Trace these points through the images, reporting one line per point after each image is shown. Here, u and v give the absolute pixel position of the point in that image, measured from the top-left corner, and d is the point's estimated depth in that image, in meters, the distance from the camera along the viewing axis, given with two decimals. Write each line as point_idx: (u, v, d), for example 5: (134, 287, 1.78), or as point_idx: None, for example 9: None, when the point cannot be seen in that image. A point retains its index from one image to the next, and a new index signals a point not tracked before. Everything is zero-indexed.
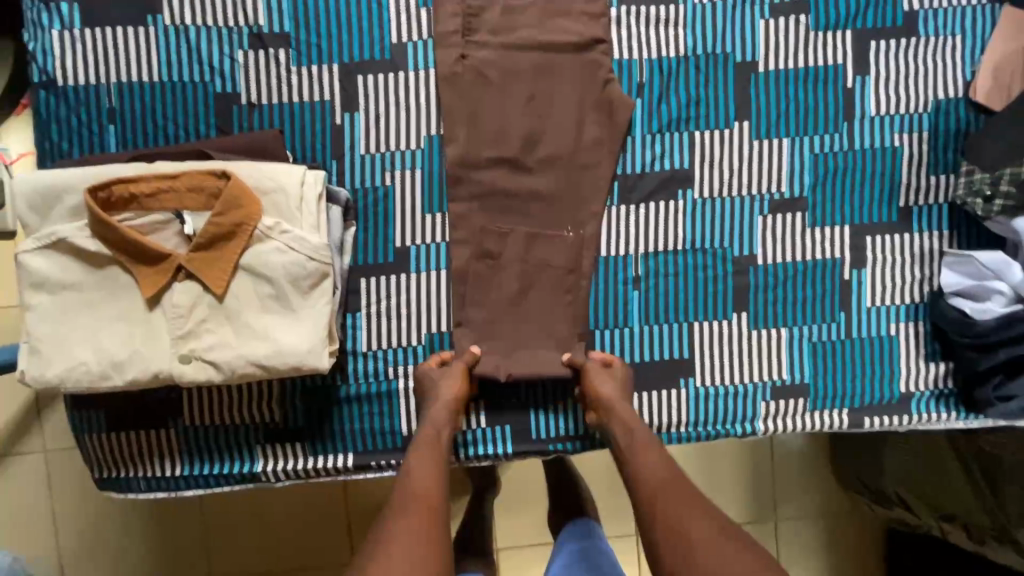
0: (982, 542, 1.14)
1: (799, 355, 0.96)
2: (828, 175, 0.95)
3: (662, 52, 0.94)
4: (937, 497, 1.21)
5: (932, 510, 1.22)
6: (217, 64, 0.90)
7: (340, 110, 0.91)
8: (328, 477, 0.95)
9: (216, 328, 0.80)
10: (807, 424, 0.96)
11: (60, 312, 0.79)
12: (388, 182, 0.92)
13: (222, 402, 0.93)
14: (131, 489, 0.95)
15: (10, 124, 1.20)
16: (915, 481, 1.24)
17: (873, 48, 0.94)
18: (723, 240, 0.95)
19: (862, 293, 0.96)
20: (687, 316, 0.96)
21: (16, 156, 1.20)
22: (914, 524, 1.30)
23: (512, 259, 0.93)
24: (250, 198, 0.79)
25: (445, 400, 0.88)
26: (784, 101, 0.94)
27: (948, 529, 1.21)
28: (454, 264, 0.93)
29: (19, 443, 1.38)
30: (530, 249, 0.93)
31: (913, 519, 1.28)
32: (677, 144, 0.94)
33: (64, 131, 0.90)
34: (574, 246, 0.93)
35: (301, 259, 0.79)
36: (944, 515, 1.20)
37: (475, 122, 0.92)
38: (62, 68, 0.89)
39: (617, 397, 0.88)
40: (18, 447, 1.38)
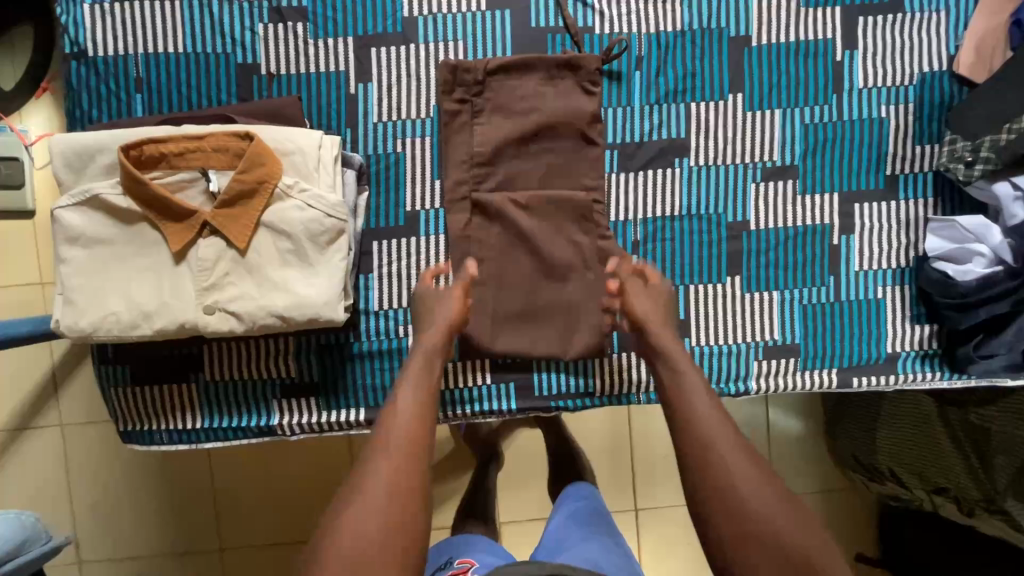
0: (971, 514, 1.19)
1: (790, 317, 1.01)
2: (819, 144, 1.00)
3: (660, 27, 0.98)
4: (928, 472, 1.25)
5: (925, 484, 1.26)
6: (238, 37, 0.95)
7: (354, 80, 0.96)
8: (340, 431, 1.00)
9: (238, 281, 0.85)
10: (797, 383, 1.01)
11: (92, 265, 0.84)
12: (399, 150, 0.97)
13: (241, 358, 0.98)
14: (154, 442, 1.00)
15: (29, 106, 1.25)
16: (905, 456, 1.29)
17: (861, 24, 0.98)
18: (717, 206, 1.00)
19: (850, 257, 1.01)
20: (683, 279, 1.01)
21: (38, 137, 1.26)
22: (906, 499, 1.34)
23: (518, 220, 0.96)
24: (271, 159, 0.84)
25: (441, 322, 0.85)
26: (777, 76, 0.99)
27: (939, 502, 1.25)
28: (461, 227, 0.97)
29: (40, 413, 1.43)
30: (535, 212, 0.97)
31: (906, 494, 1.32)
32: (674, 114, 0.99)
33: (94, 99, 0.95)
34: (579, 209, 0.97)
35: (319, 216, 0.84)
36: (935, 489, 1.24)
37: (483, 91, 0.96)
38: (92, 40, 0.94)
39: (653, 314, 0.85)
40: (39, 417, 1.43)
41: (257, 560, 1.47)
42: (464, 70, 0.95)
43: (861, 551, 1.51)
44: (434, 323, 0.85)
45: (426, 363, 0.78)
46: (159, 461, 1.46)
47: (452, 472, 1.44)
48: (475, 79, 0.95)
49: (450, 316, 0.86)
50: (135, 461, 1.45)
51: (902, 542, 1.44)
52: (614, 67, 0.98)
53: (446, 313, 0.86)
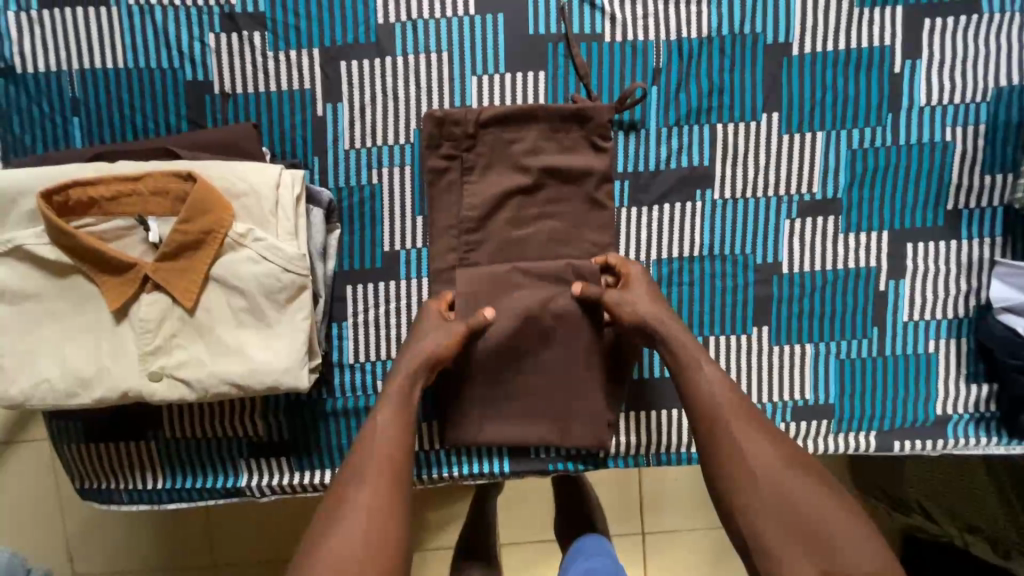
0: (1007, 555, 1.04)
1: (824, 374, 0.88)
2: (867, 174, 0.84)
3: (683, 33, 0.83)
4: (960, 507, 1.09)
5: (955, 521, 1.10)
6: (186, 49, 0.82)
7: (322, 101, 0.83)
8: (315, 492, 0.90)
9: (187, 344, 0.74)
10: (830, 447, 0.88)
11: (21, 324, 0.73)
12: (375, 181, 0.84)
13: (203, 415, 0.88)
14: (113, 501, 0.91)
15: None
16: (932, 485, 1.12)
17: (927, 27, 0.82)
18: (744, 245, 0.86)
19: (898, 306, 0.87)
20: (702, 329, 0.87)
21: None
22: (934, 533, 1.18)
23: (515, 294, 0.83)
24: (218, 202, 0.71)
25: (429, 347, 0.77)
26: (820, 92, 0.83)
27: (970, 540, 1.09)
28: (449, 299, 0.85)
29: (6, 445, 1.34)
30: (538, 292, 0.83)
31: (933, 528, 1.15)
32: (696, 138, 0.84)
33: (26, 123, 0.83)
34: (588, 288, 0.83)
35: (276, 270, 0.72)
36: (967, 526, 1.08)
37: (474, 145, 0.82)
38: (20, 54, 0.82)
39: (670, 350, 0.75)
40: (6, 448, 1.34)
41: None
42: (453, 122, 0.81)
43: None
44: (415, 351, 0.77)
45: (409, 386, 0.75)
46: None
47: (446, 501, 1.30)
48: (465, 133, 0.81)
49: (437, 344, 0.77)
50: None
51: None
52: (627, 117, 0.84)
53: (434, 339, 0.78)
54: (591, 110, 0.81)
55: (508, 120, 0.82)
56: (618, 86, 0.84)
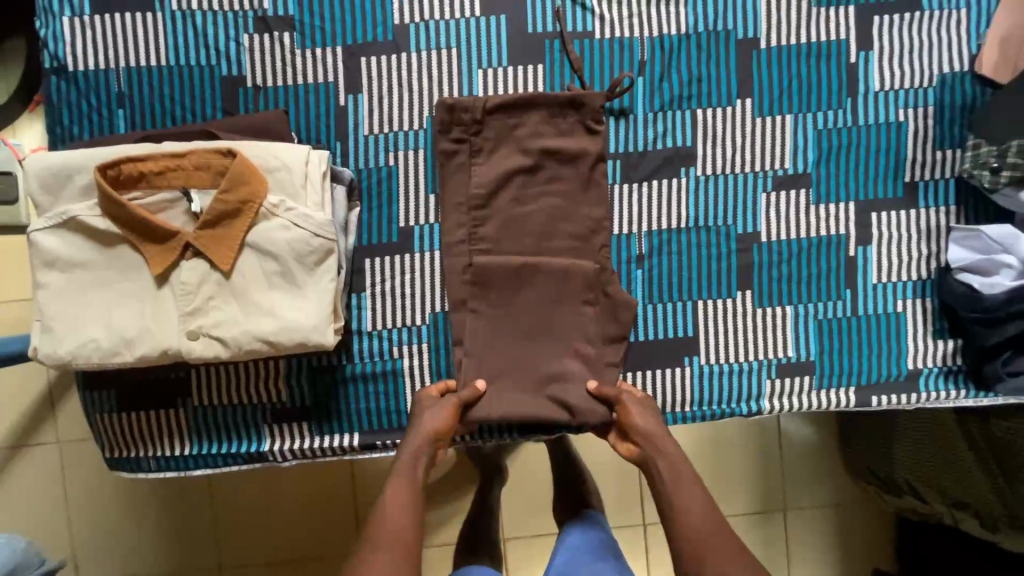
0: (996, 528, 1.09)
1: (804, 334, 0.96)
2: (833, 151, 0.95)
3: (663, 31, 0.94)
4: (946, 483, 1.16)
5: (944, 498, 1.17)
6: (223, 48, 0.92)
7: (344, 92, 0.92)
8: (334, 456, 0.96)
9: (223, 305, 0.81)
10: (814, 402, 0.96)
11: (71, 290, 0.80)
12: (391, 163, 0.93)
13: (230, 381, 0.94)
14: (142, 469, 0.96)
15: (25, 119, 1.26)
16: (918, 462, 1.20)
17: (877, 23, 0.93)
18: (725, 217, 0.95)
19: (867, 270, 0.95)
20: (691, 294, 0.96)
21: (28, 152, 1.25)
22: (926, 514, 1.24)
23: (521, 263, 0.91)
24: (255, 176, 0.80)
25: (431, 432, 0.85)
26: (787, 80, 0.94)
27: (959, 516, 1.15)
28: (460, 270, 0.92)
29: (16, 443, 1.37)
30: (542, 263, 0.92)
31: (926, 508, 1.22)
32: (679, 121, 0.94)
33: (75, 115, 0.92)
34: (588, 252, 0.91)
35: (306, 235, 0.81)
36: (956, 503, 1.15)
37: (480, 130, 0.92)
38: (72, 54, 0.91)
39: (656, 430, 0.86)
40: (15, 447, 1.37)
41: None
42: (463, 109, 0.90)
43: (877, 566, 1.41)
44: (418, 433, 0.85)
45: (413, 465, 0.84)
46: (140, 489, 1.39)
47: (453, 487, 1.33)
48: (473, 118, 0.91)
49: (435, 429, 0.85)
50: (117, 488, 1.38)
51: (921, 563, 1.35)
52: (617, 104, 0.94)
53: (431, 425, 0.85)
54: (585, 97, 0.91)
55: (511, 106, 0.91)
56: (608, 77, 0.94)
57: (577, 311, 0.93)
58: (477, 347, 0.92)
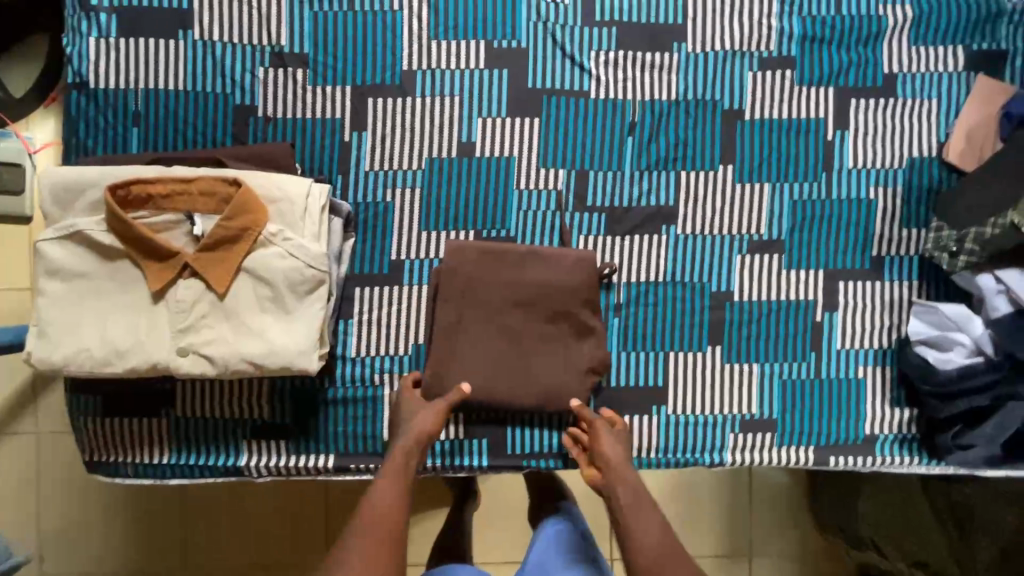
0: None
1: (769, 392, 1.00)
2: (807, 221, 1.00)
3: (655, 96, 1.00)
4: (911, 545, 1.18)
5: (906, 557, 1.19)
6: (238, 79, 0.97)
7: (350, 128, 0.97)
8: (308, 475, 0.99)
9: (215, 325, 0.84)
10: (774, 458, 1.00)
11: (70, 300, 0.84)
12: (388, 199, 0.98)
13: (214, 396, 0.97)
14: (120, 474, 0.99)
15: (40, 113, 1.31)
16: (882, 520, 1.22)
17: (853, 105, 1.00)
18: (701, 275, 1.00)
19: (833, 335, 1.00)
20: (664, 345, 1.00)
21: (39, 146, 1.31)
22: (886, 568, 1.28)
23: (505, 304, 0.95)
24: (257, 206, 0.84)
25: (418, 431, 0.90)
26: (768, 150, 1.00)
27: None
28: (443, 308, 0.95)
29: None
30: (524, 306, 0.96)
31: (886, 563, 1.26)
32: (664, 182, 1.00)
33: (91, 129, 0.96)
34: (568, 299, 0.96)
35: (300, 266, 0.85)
36: (916, 563, 1.18)
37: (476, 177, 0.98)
38: (94, 72, 0.96)
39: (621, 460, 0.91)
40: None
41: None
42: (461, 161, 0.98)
43: None
44: (409, 434, 0.90)
45: (404, 458, 0.89)
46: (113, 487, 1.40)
47: (424, 511, 1.36)
48: (467, 171, 0.98)
49: (425, 431, 0.90)
50: (91, 485, 1.39)
51: None
52: (607, 161, 1.00)
53: (422, 427, 0.90)
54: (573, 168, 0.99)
55: (504, 164, 0.98)
56: (600, 136, 0.99)
57: (554, 353, 0.96)
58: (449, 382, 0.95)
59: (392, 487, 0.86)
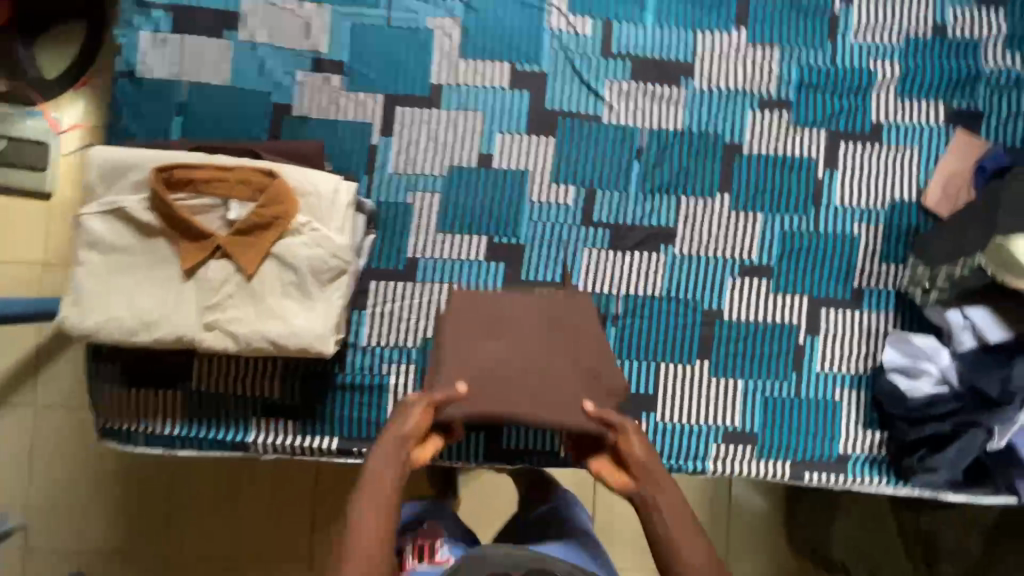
0: None
1: (752, 407, 1.07)
2: (795, 250, 1.08)
3: (662, 125, 1.08)
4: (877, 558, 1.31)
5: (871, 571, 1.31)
6: (279, 80, 1.04)
7: (378, 133, 1.04)
8: (312, 456, 1.04)
9: (240, 304, 0.90)
10: (752, 470, 1.06)
11: (106, 271, 0.90)
12: (409, 201, 1.05)
13: (229, 373, 1.02)
14: (132, 441, 1.03)
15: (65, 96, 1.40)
16: (857, 539, 1.31)
17: (843, 148, 1.09)
18: (695, 293, 1.08)
19: (813, 358, 1.08)
20: (656, 356, 1.07)
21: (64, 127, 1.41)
22: None
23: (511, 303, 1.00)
24: (289, 196, 0.91)
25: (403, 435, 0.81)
26: (763, 183, 1.09)
27: None
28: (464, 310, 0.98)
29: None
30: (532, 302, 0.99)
31: None
32: (666, 204, 1.08)
33: (135, 116, 1.03)
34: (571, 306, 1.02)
35: (324, 255, 0.91)
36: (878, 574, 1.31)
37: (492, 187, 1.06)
38: (144, 63, 1.03)
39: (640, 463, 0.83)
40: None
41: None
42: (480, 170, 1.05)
43: None
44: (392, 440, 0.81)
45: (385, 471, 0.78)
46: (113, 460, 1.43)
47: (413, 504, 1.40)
48: (484, 181, 1.06)
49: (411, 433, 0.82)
50: (90, 457, 1.43)
51: None
52: (614, 182, 1.07)
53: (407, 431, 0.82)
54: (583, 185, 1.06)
55: (519, 176, 1.06)
56: (610, 158, 1.07)
57: None
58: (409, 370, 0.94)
59: (377, 505, 0.74)
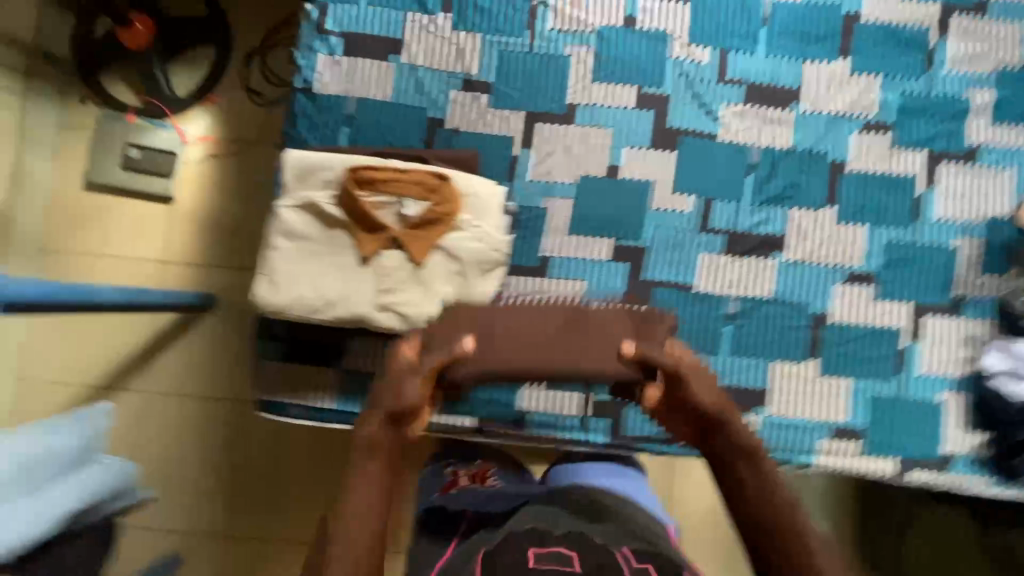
0: None
1: (857, 405, 1.14)
2: (898, 260, 1.17)
3: (774, 144, 1.19)
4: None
5: None
6: (434, 97, 1.18)
7: (520, 145, 1.18)
8: (450, 433, 1.15)
9: (410, 290, 1.02)
10: (856, 465, 1.13)
11: (296, 257, 1.03)
12: (545, 206, 1.17)
13: (380, 354, 1.14)
14: (289, 413, 1.15)
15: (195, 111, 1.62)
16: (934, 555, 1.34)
17: (942, 168, 1.18)
18: (804, 298, 1.17)
19: (916, 361, 1.15)
20: (767, 355, 1.16)
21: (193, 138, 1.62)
22: None
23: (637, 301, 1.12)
24: (457, 197, 1.04)
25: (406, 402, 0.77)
26: (867, 197, 1.18)
27: None
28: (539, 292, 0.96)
29: (134, 374, 1.56)
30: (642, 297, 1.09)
31: None
32: (777, 215, 1.18)
33: (309, 126, 1.18)
34: None
35: (486, 249, 1.04)
36: None
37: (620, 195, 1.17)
38: (319, 80, 1.18)
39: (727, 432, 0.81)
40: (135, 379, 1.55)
41: (272, 567, 1.52)
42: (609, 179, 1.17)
43: None
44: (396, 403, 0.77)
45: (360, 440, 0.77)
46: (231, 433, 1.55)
47: None
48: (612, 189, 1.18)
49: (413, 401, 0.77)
50: (212, 435, 1.55)
51: None
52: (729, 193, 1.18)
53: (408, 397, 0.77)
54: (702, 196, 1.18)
55: (643, 186, 1.18)
56: (725, 172, 1.18)
57: None
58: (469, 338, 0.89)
59: (366, 484, 0.76)
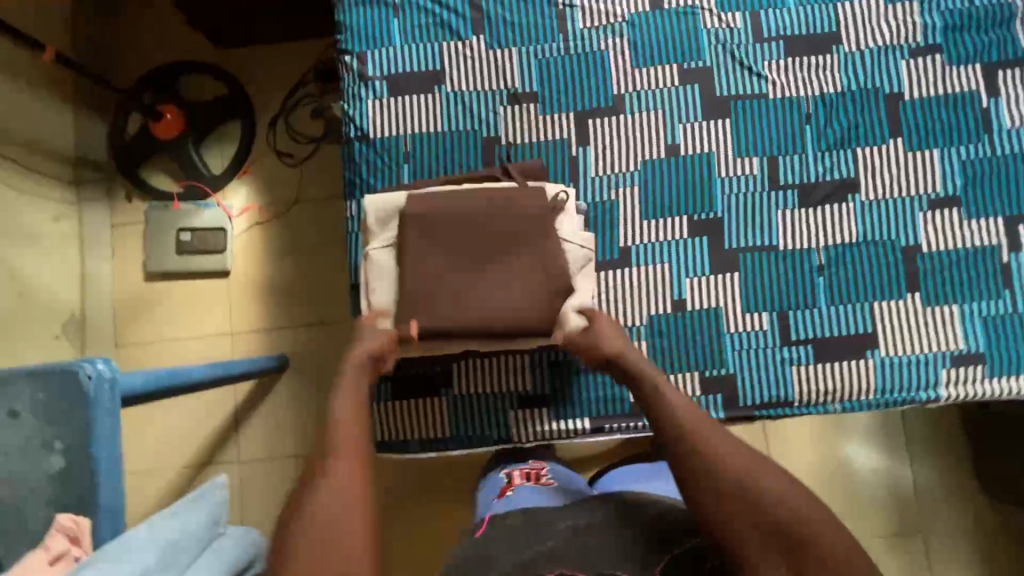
0: None
1: (972, 329, 1.12)
2: (978, 176, 1.15)
3: (825, 89, 1.19)
4: None
5: None
6: (484, 117, 1.21)
7: (576, 144, 1.20)
8: (568, 437, 1.15)
9: None
10: (984, 389, 1.10)
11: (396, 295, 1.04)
12: (613, 198, 1.18)
13: (485, 374, 1.16)
14: (408, 449, 1.17)
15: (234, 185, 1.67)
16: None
17: (1001, 76, 1.17)
18: (891, 233, 1.15)
19: (1022, 272, 1.12)
20: (867, 297, 1.14)
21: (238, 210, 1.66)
22: None
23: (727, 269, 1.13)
24: None
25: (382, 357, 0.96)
26: (931, 121, 1.17)
27: None
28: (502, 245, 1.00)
29: (233, 445, 1.59)
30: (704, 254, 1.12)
31: None
32: (844, 158, 1.17)
33: (370, 170, 1.21)
34: None
35: (575, 248, 1.07)
36: None
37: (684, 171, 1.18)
38: (372, 125, 1.22)
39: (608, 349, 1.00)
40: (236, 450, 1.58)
41: None
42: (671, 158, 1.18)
43: None
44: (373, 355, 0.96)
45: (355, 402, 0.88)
46: None
47: None
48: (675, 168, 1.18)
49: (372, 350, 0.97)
50: None
51: None
52: (792, 147, 1.18)
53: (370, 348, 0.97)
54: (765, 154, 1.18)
55: (705, 158, 1.18)
56: (783, 126, 1.18)
57: None
58: (496, 301, 1.01)
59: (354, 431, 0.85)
